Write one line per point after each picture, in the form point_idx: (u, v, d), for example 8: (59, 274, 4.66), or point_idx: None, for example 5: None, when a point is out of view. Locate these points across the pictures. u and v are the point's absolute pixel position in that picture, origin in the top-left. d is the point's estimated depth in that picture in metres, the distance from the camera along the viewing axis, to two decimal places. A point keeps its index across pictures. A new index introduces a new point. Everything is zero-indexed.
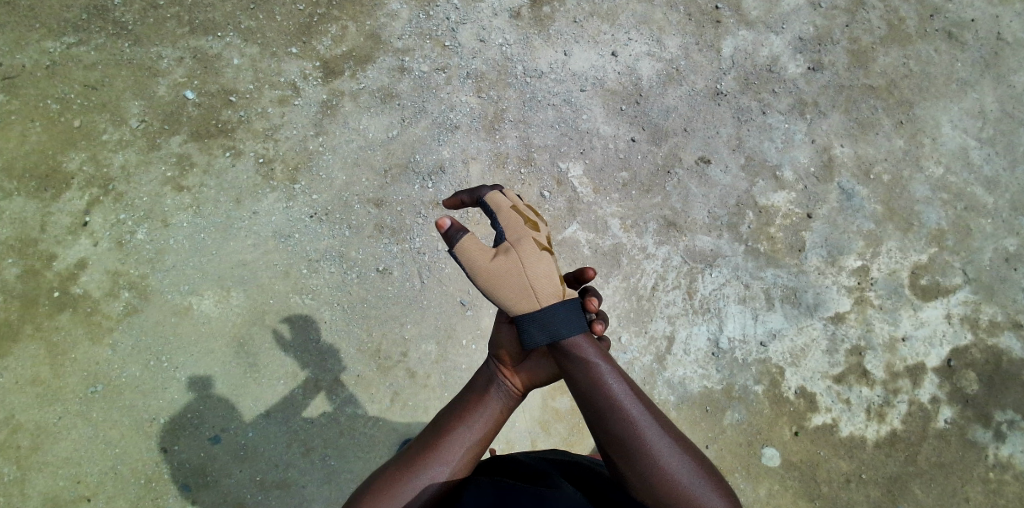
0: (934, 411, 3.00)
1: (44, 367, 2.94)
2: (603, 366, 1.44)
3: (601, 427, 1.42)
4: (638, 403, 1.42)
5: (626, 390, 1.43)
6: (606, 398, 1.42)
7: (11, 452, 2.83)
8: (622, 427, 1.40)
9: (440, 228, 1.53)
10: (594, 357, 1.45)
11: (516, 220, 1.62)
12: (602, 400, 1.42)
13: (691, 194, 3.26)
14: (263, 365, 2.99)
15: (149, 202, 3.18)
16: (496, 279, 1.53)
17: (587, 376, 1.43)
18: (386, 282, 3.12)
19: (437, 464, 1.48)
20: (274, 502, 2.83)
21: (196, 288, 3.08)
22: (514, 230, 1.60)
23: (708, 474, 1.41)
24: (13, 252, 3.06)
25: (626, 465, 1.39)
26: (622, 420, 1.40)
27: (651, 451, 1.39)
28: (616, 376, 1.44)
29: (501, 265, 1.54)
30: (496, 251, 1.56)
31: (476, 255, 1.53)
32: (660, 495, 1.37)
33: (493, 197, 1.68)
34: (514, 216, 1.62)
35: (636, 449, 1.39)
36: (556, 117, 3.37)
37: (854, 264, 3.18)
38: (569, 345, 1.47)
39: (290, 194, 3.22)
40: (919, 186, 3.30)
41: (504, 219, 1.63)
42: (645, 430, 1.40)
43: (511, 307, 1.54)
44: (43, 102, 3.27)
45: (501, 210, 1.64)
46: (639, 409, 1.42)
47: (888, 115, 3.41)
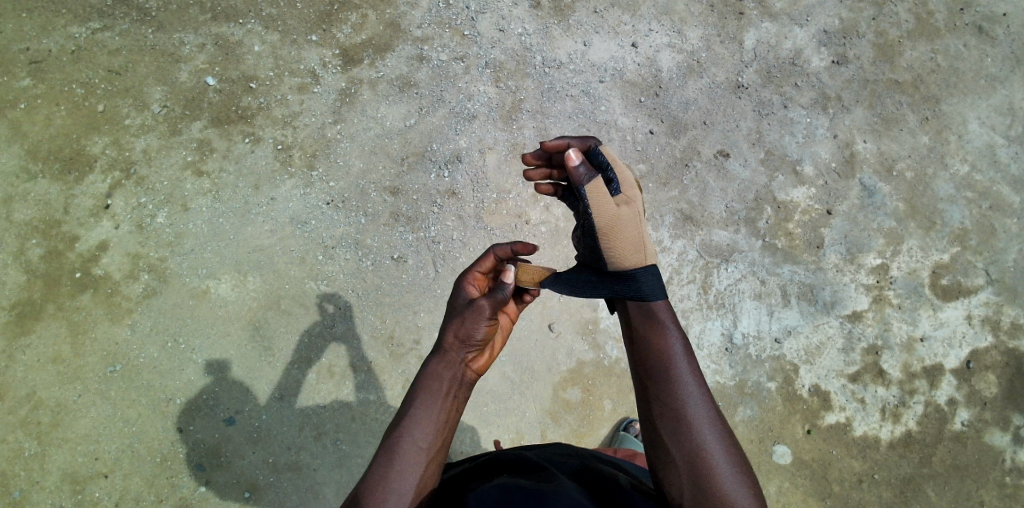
0: (951, 413, 2.95)
1: (65, 346, 2.99)
2: (672, 336, 1.72)
3: (656, 395, 1.64)
4: (696, 383, 1.65)
5: (685, 367, 1.67)
6: (663, 367, 1.67)
7: (32, 428, 2.90)
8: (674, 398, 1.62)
9: (571, 163, 1.89)
10: (668, 325, 1.75)
11: (630, 180, 1.96)
12: (661, 370, 1.67)
13: (709, 188, 3.23)
14: (277, 348, 3.03)
15: (169, 187, 3.22)
16: (612, 225, 1.86)
17: (657, 342, 1.71)
18: (401, 269, 3.13)
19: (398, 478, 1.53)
20: (286, 484, 2.88)
21: (214, 272, 3.11)
22: (629, 188, 1.94)
23: (745, 473, 1.55)
24: (37, 233, 3.12)
25: (669, 434, 1.59)
26: (675, 392, 1.63)
27: (695, 427, 1.58)
28: (679, 353, 1.70)
29: (621, 214, 1.88)
30: (617, 201, 1.91)
31: (603, 202, 1.87)
32: (696, 468, 1.53)
33: (607, 151, 2.01)
34: (629, 175, 1.97)
35: (683, 419, 1.59)
36: (574, 108, 3.35)
37: (873, 262, 3.13)
38: (650, 307, 1.77)
39: (307, 181, 3.24)
40: (942, 184, 3.24)
41: (620, 174, 1.97)
42: (695, 408, 1.61)
43: (615, 258, 1.86)
44: (69, 86, 3.32)
45: (618, 165, 1.98)
46: (696, 391, 1.63)
47: (913, 110, 3.34)
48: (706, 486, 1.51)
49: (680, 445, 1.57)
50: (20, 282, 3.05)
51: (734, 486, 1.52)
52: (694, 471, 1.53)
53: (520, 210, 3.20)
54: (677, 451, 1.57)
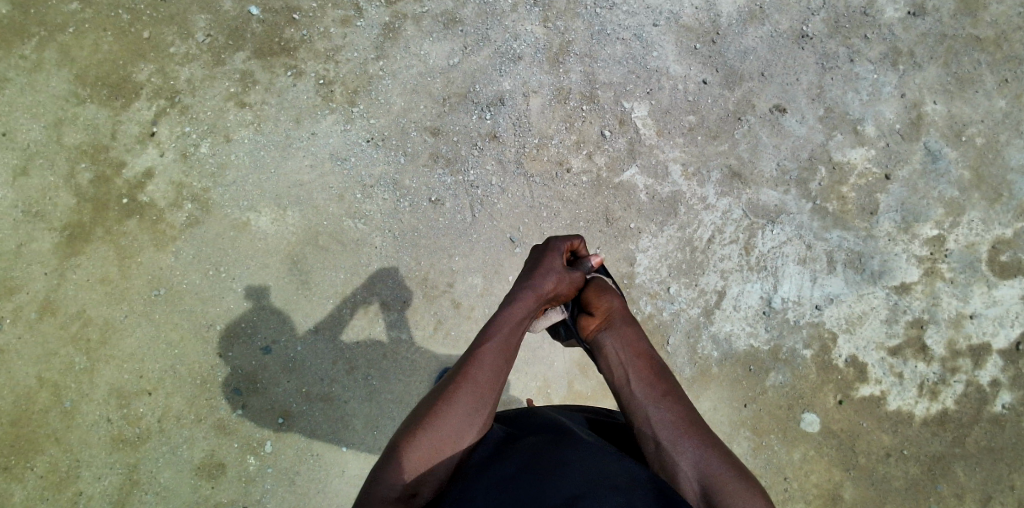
0: (992, 394, 2.87)
1: (113, 269, 3.10)
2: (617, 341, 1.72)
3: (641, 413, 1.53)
4: (673, 393, 1.55)
5: (649, 367, 1.62)
6: (643, 377, 1.60)
7: (82, 343, 3.04)
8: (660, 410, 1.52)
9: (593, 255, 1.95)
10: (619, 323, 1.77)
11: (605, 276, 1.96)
12: (635, 388, 1.58)
13: (760, 145, 3.09)
14: (314, 284, 3.08)
15: (213, 117, 3.23)
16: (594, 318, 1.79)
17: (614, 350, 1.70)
18: (438, 212, 3.12)
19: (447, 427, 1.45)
20: (319, 415, 2.99)
21: (254, 205, 3.15)
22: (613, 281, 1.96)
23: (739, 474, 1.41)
24: (86, 157, 3.18)
25: (671, 456, 1.44)
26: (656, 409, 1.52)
27: (690, 440, 1.45)
28: (642, 366, 1.63)
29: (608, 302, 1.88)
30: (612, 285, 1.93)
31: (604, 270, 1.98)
32: (706, 484, 1.39)
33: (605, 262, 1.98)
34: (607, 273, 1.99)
35: (677, 436, 1.46)
36: (625, 53, 3.20)
37: (928, 233, 2.98)
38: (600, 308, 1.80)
39: (348, 117, 3.21)
40: (1015, 154, 3.03)
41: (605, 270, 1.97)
42: (678, 420, 1.49)
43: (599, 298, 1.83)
44: (115, 10, 3.30)
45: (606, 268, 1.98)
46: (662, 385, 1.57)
47: (993, 71, 3.09)
48: (719, 505, 1.36)
49: (688, 465, 1.42)
50: (70, 205, 3.14)
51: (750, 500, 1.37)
52: (703, 484, 1.39)
53: (562, 158, 3.13)
54: (685, 476, 1.41)
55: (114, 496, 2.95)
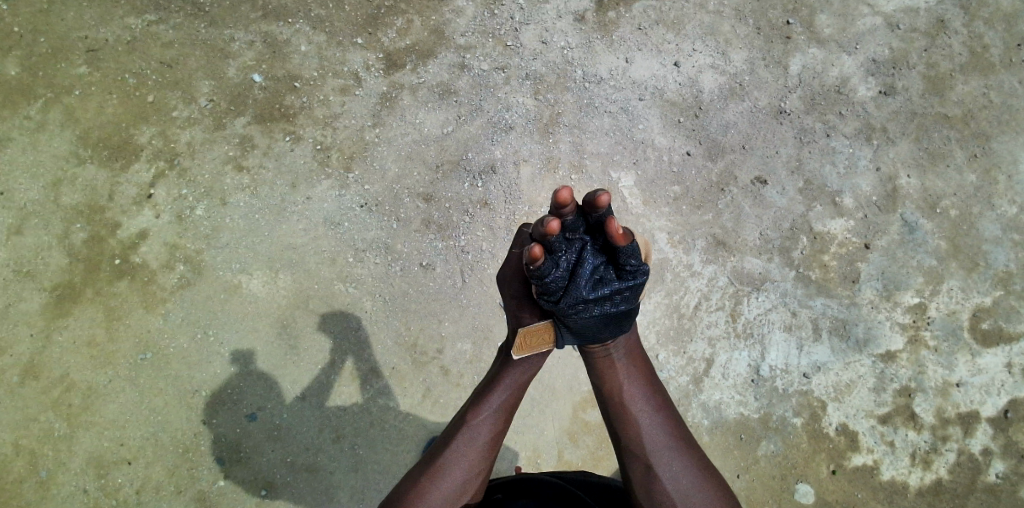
0: (985, 463, 2.87)
1: (100, 330, 3.08)
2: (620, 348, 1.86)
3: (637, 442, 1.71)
4: (663, 411, 1.76)
5: (636, 366, 1.83)
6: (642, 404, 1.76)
7: (63, 410, 2.99)
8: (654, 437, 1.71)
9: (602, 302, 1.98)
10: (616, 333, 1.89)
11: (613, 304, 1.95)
12: (625, 395, 1.77)
13: (744, 215, 3.19)
14: (303, 347, 3.07)
15: (210, 180, 3.29)
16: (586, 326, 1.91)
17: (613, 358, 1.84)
18: (429, 276, 3.15)
19: (445, 471, 1.63)
20: (303, 483, 2.92)
21: (247, 268, 3.17)
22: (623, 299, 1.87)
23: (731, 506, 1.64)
24: (81, 218, 3.22)
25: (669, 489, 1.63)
26: (656, 436, 1.71)
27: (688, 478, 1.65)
28: (639, 378, 1.80)
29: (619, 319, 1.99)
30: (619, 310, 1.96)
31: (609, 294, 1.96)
32: None
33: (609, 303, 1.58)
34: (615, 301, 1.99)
35: (670, 463, 1.67)
36: (612, 125, 3.33)
37: (910, 301, 3.05)
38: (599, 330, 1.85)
39: (343, 183, 3.29)
40: (989, 225, 3.14)
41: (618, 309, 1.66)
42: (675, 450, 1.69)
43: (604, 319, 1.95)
44: (122, 76, 3.42)
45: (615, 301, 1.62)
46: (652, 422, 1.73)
47: (963, 146, 3.24)
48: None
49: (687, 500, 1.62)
50: (62, 264, 3.15)
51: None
52: None
53: None
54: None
55: None
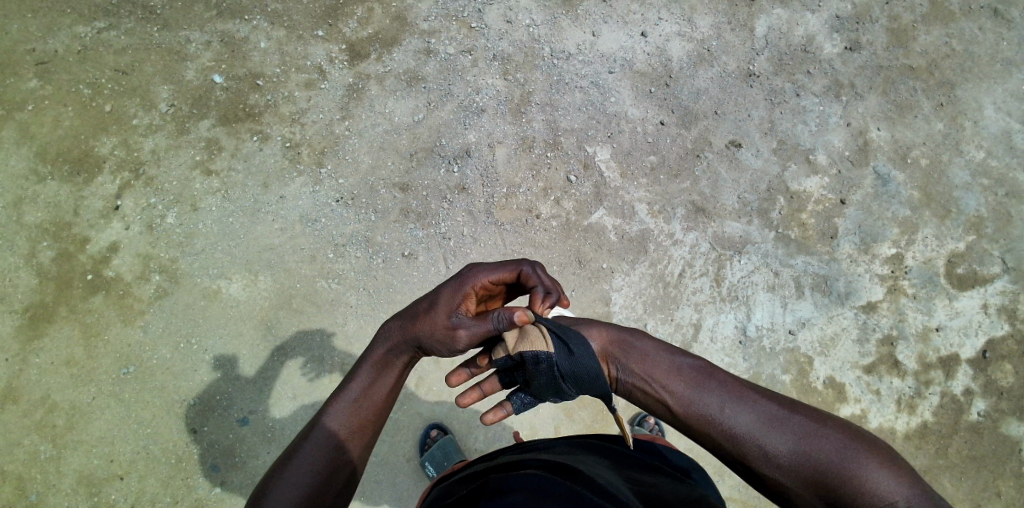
0: (967, 403, 2.94)
1: (78, 349, 3.00)
2: (637, 341, 1.76)
3: (709, 420, 1.58)
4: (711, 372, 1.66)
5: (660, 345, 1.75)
6: (687, 390, 1.64)
7: (47, 431, 2.91)
8: (724, 406, 1.58)
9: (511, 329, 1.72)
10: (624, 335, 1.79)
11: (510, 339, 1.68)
12: (664, 379, 1.67)
13: (720, 180, 3.20)
14: (290, 348, 3.03)
15: (178, 187, 3.21)
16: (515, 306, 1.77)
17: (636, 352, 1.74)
18: (412, 266, 3.12)
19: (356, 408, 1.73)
20: None
21: (225, 272, 3.11)
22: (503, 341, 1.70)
23: (827, 430, 1.51)
24: (47, 235, 3.12)
25: (756, 439, 1.53)
26: (720, 405, 1.59)
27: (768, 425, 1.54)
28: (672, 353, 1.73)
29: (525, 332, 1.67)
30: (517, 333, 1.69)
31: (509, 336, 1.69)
32: (804, 459, 1.48)
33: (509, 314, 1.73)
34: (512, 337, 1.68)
35: (758, 429, 1.53)
36: (584, 100, 3.32)
37: (887, 252, 3.10)
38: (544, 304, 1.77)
39: (316, 179, 3.23)
40: (958, 172, 3.19)
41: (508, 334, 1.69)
42: (759, 413, 1.56)
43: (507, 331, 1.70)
44: (75, 87, 3.30)
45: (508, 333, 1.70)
46: (704, 388, 1.62)
47: (928, 96, 3.29)
48: (834, 491, 1.44)
49: (776, 441, 1.52)
50: (32, 285, 3.06)
51: (863, 463, 1.45)
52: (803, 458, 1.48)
53: (531, 204, 3.19)
54: (784, 476, 1.50)
55: None
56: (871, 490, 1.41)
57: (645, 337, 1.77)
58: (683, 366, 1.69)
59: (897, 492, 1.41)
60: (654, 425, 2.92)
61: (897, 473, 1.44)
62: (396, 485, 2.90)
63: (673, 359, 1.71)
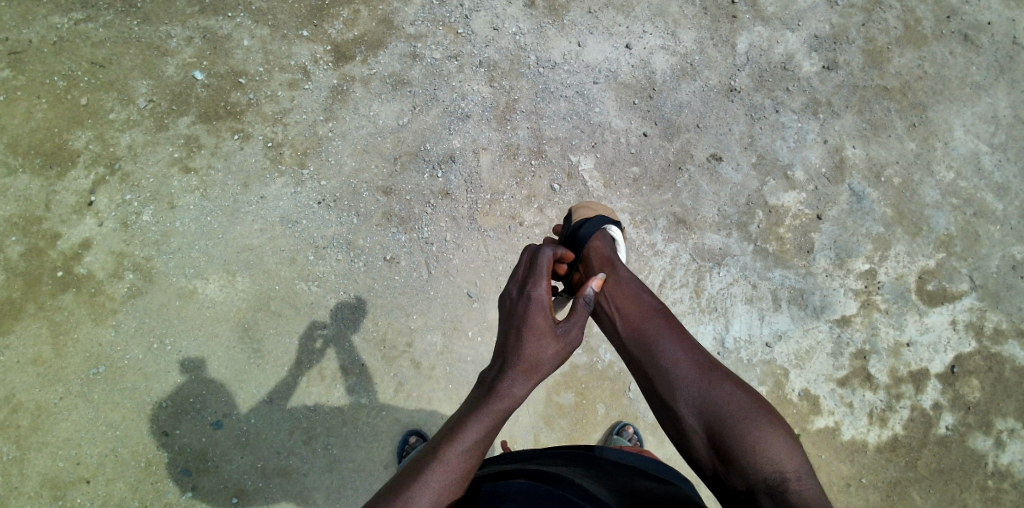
0: (935, 417, 3.03)
1: (45, 348, 2.91)
2: (618, 272, 2.08)
3: (648, 348, 1.82)
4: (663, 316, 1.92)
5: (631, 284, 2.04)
6: (637, 323, 1.90)
7: (11, 432, 2.82)
8: (663, 344, 1.81)
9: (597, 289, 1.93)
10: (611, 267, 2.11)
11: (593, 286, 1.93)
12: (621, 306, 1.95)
13: (701, 193, 3.25)
14: (267, 350, 2.98)
15: (155, 183, 3.15)
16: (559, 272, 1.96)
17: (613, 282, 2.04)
18: (394, 271, 3.11)
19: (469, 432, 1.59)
20: (276, 489, 2.84)
21: (202, 272, 3.06)
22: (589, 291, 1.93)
23: (742, 393, 1.69)
24: (17, 230, 3.03)
25: (677, 378, 1.73)
26: (661, 341, 1.82)
27: (692, 368, 1.74)
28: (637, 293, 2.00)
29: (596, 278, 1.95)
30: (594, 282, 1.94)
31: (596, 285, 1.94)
32: (710, 406, 1.66)
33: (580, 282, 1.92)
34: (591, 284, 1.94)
35: (680, 365, 1.76)
36: (568, 109, 3.34)
37: (861, 267, 3.18)
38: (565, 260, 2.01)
39: (298, 179, 3.19)
40: (929, 191, 3.29)
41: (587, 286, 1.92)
42: (689, 357, 1.78)
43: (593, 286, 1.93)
44: (49, 79, 3.22)
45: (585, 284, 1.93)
46: (653, 325, 1.87)
47: (902, 117, 3.39)
48: (728, 440, 1.60)
49: (692, 385, 1.71)
50: None
51: (761, 426, 1.62)
52: (711, 405, 1.67)
53: (515, 211, 3.19)
54: (690, 415, 1.67)
55: None
56: (760, 452, 1.57)
57: (627, 274, 2.07)
58: (644, 303, 1.96)
59: (780, 456, 1.57)
60: (633, 435, 2.93)
61: (793, 455, 1.58)
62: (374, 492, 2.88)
63: (639, 297, 1.98)
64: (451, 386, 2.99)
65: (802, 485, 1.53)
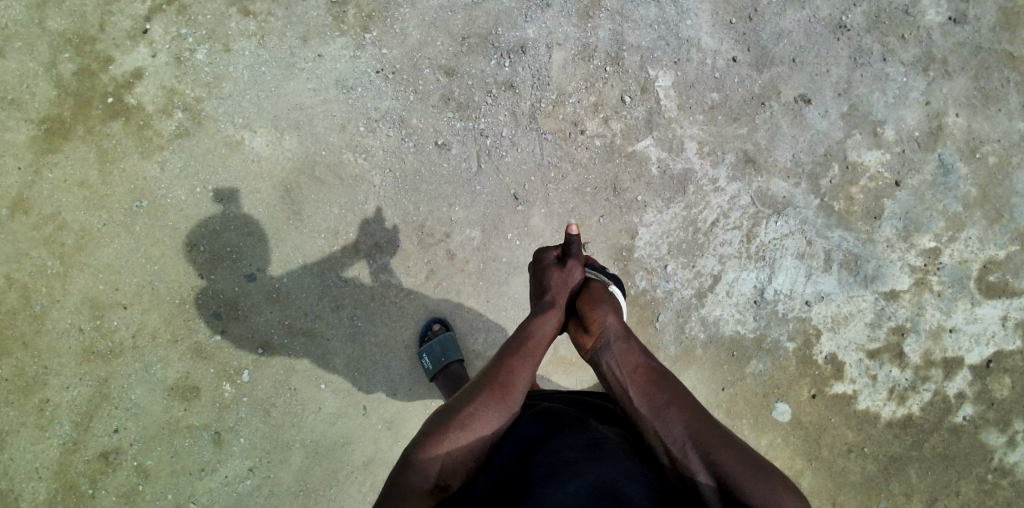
0: (956, 405, 3.00)
1: (92, 172, 2.91)
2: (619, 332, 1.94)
3: (661, 424, 1.66)
4: (658, 373, 1.79)
5: (636, 348, 1.89)
6: (646, 390, 1.75)
7: (55, 247, 2.89)
8: (671, 408, 1.68)
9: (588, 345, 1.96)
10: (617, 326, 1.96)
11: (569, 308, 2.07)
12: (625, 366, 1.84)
13: (779, 133, 3.03)
14: (306, 215, 2.96)
15: (213, 21, 2.98)
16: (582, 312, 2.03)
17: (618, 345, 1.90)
18: (442, 158, 3.00)
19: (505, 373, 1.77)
20: (299, 348, 2.93)
21: (251, 124, 2.97)
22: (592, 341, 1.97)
23: (740, 447, 1.58)
24: (70, 46, 2.92)
25: (678, 438, 1.62)
26: (659, 399, 1.71)
27: (691, 427, 1.62)
28: (640, 356, 1.85)
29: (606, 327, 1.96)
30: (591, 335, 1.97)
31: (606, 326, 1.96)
32: (712, 461, 1.55)
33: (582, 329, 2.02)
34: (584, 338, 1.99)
35: (683, 426, 1.63)
36: (659, 17, 3.05)
37: (926, 244, 3.02)
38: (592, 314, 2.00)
39: (359, 43, 3.01)
40: (1023, 178, 3.04)
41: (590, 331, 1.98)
42: (687, 415, 1.65)
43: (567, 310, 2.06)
44: None
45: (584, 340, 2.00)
46: (646, 381, 1.77)
47: (1018, 91, 3.05)
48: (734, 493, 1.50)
49: (692, 441, 1.60)
50: (49, 96, 2.90)
51: (766, 481, 1.50)
52: (712, 460, 1.55)
53: (578, 118, 3.02)
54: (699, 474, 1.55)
55: (82, 407, 2.86)
56: (768, 505, 1.47)
57: (639, 342, 1.91)
58: (655, 370, 1.80)
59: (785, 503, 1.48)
60: None
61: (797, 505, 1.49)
62: (389, 369, 2.97)
63: (647, 359, 1.84)
64: (481, 284, 2.99)
65: None
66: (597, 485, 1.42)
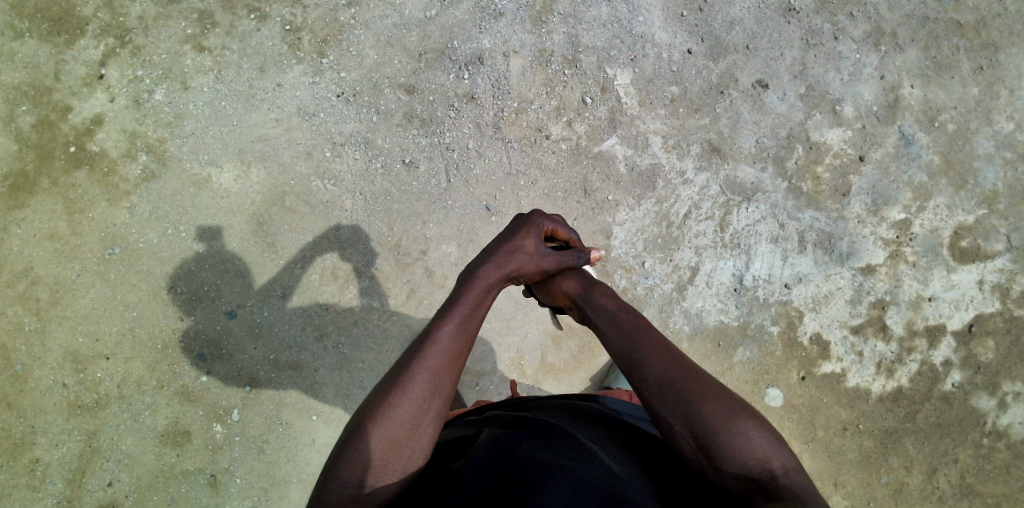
0: (943, 373, 3.03)
1: (61, 224, 2.89)
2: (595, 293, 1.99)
3: (638, 371, 1.62)
4: (636, 328, 1.75)
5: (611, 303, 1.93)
6: (624, 344, 1.72)
7: (31, 303, 2.87)
8: (648, 354, 1.64)
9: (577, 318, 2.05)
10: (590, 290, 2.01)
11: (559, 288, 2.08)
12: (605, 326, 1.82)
13: (741, 120, 3.07)
14: (280, 246, 2.96)
15: (168, 60, 2.98)
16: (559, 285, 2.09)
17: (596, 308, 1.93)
18: (411, 176, 3.01)
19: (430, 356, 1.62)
20: (287, 381, 2.92)
21: (217, 160, 2.97)
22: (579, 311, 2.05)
23: (717, 388, 1.54)
24: (26, 99, 2.91)
25: (654, 388, 1.56)
26: (636, 350, 1.68)
27: (669, 373, 1.57)
28: (616, 313, 1.85)
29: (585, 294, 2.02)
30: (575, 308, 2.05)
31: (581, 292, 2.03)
32: (692, 413, 1.48)
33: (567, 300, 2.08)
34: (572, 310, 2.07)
35: (659, 372, 1.58)
36: (611, 16, 3.08)
37: (896, 217, 3.06)
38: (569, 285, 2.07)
39: (316, 68, 3.02)
40: (983, 142, 3.09)
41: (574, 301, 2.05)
42: (663, 363, 1.60)
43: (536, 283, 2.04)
44: None
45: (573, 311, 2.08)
46: (624, 336, 1.74)
47: (969, 57, 3.11)
48: (715, 444, 1.43)
49: (668, 393, 1.54)
50: (11, 151, 2.89)
51: (746, 425, 1.45)
52: (692, 412, 1.48)
53: (541, 123, 3.05)
54: (677, 423, 1.49)
55: (73, 462, 2.83)
56: (747, 447, 1.42)
57: (616, 299, 1.95)
58: (631, 325, 1.77)
59: (767, 448, 1.43)
60: None
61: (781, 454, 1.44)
62: None
63: (625, 317, 1.82)
64: None
65: (795, 483, 1.40)
66: (592, 480, 1.28)
